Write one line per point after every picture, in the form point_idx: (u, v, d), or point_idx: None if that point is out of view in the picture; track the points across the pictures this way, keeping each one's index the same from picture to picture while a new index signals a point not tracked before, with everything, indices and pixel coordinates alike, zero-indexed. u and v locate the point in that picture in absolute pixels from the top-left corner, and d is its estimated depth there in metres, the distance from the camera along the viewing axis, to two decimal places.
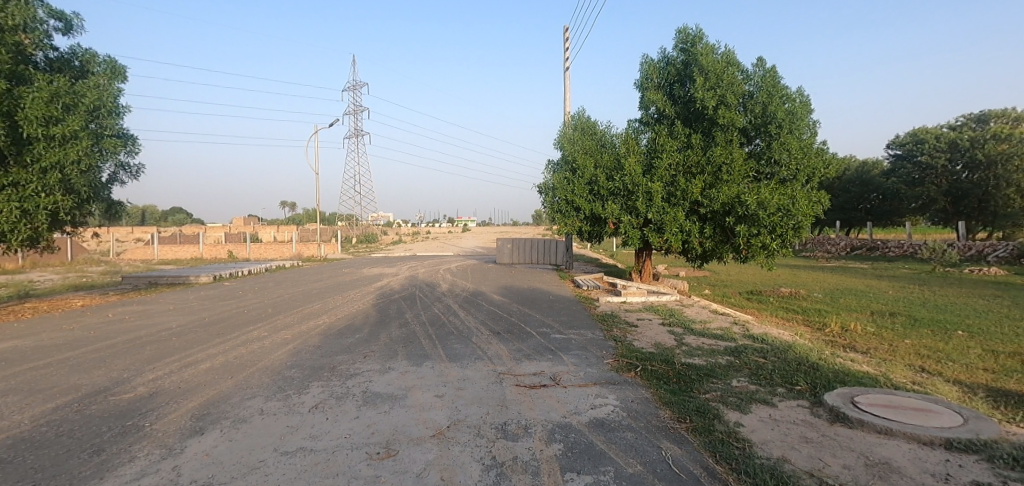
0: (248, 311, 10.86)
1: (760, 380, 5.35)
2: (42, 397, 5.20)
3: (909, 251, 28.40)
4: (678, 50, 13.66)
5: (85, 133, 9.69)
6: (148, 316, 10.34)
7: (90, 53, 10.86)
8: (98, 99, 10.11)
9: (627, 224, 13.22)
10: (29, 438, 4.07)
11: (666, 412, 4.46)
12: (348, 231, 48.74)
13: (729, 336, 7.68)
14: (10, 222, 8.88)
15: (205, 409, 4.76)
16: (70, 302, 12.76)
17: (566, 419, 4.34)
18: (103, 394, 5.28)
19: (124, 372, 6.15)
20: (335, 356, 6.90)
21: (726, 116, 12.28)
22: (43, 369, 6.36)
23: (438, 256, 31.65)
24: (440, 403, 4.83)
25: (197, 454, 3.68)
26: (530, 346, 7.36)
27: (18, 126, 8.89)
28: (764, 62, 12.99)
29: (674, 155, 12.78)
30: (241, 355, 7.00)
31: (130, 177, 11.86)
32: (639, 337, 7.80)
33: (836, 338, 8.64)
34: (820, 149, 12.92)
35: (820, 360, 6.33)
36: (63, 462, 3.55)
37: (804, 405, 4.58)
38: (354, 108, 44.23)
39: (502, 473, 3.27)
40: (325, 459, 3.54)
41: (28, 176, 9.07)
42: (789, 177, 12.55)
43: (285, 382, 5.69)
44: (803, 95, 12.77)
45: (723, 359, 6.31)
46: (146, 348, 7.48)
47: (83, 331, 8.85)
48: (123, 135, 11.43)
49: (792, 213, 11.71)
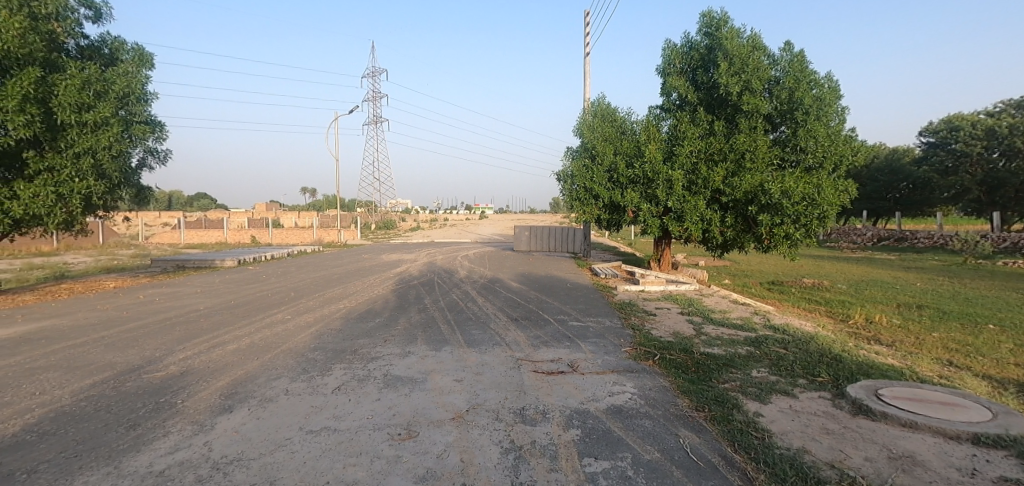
0: (272, 295, 11.12)
1: (781, 371, 5.30)
2: (81, 374, 5.46)
3: (939, 243, 27.53)
4: (702, 34, 13.34)
5: (116, 120, 10.00)
6: (177, 299, 10.66)
7: (119, 41, 11.16)
8: (127, 86, 10.42)
9: (646, 212, 13.11)
10: (70, 411, 4.28)
11: (683, 401, 4.47)
12: (367, 218, 49.37)
13: (749, 326, 7.60)
14: (47, 206, 9.16)
15: (233, 388, 4.93)
16: (102, 283, 13.25)
17: (584, 405, 4.38)
18: (136, 372, 5.50)
19: (155, 352, 6.39)
20: (356, 339, 7.03)
21: (751, 102, 11.98)
22: (81, 347, 6.66)
23: (455, 243, 31.97)
24: (459, 387, 4.91)
25: (226, 431, 3.83)
26: (548, 333, 7.42)
27: (53, 113, 9.17)
28: (792, 46, 12.56)
29: (696, 142, 12.55)
30: (266, 337, 7.20)
31: (158, 163, 12.18)
32: (657, 326, 7.80)
33: (860, 330, 8.49)
34: (849, 136, 12.52)
35: (843, 352, 6.24)
36: (101, 435, 3.74)
37: (826, 396, 4.52)
38: (373, 95, 44.68)
39: (520, 457, 3.33)
40: (348, 439, 3.64)
41: (62, 161, 9.33)
42: (815, 166, 12.20)
43: (309, 364, 5.84)
44: (832, 80, 12.34)
45: (743, 349, 6.26)
46: (176, 329, 7.76)
47: (116, 311, 9.27)
48: (152, 121, 11.75)
49: (817, 202, 11.49)
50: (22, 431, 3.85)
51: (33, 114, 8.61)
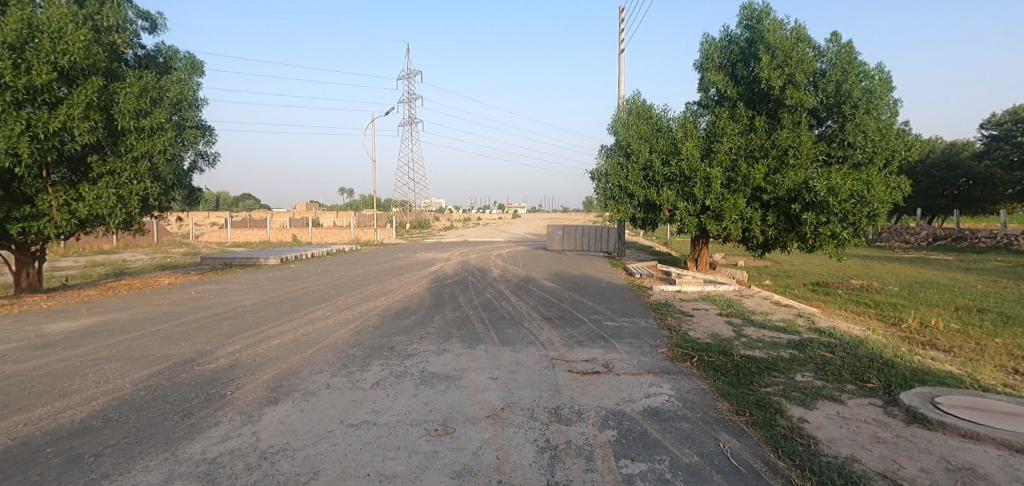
0: (313, 292, 11.50)
1: (827, 376, 5.09)
2: (140, 364, 5.82)
3: (1003, 243, 25.69)
4: (742, 27, 12.93)
5: (170, 125, 10.60)
6: (225, 295, 11.19)
7: (172, 50, 11.82)
8: (180, 93, 11.07)
9: (683, 211, 12.84)
10: (131, 400, 4.58)
11: (723, 404, 4.35)
12: (402, 217, 50.39)
13: (793, 329, 7.33)
14: (109, 207, 9.76)
15: (278, 381, 5.15)
16: (158, 279, 14.06)
17: (620, 406, 4.33)
18: (190, 364, 5.82)
19: (206, 345, 6.74)
20: (392, 336, 7.20)
21: (795, 96, 11.51)
22: (139, 339, 7.10)
23: (488, 242, 32.09)
24: (494, 385, 4.95)
25: (272, 422, 4.00)
26: (582, 333, 7.38)
27: (114, 119, 9.79)
28: (840, 37, 12.00)
29: (735, 139, 12.20)
30: (307, 333, 7.47)
31: (208, 165, 12.80)
32: (695, 327, 7.62)
33: (913, 334, 8.04)
34: (902, 130, 11.86)
35: (895, 357, 5.92)
36: (159, 422, 3.98)
37: (876, 404, 4.31)
38: (408, 96, 45.45)
39: (556, 456, 3.33)
40: (387, 433, 3.74)
41: (122, 164, 9.93)
42: (864, 161, 11.63)
43: (348, 359, 6.02)
44: (883, 72, 11.72)
45: (787, 353, 6.04)
46: (225, 323, 8.15)
47: (170, 306, 9.81)
48: (202, 126, 12.39)
49: (867, 200, 10.96)
50: (88, 417, 4.14)
51: (96, 120, 9.23)
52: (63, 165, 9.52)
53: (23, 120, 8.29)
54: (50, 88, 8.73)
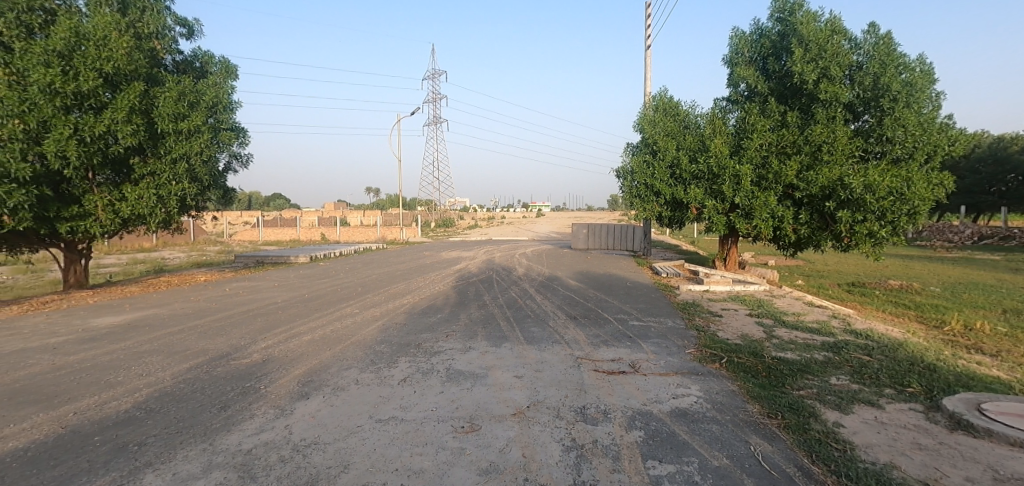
0: (341, 289, 11.75)
1: (864, 379, 4.92)
2: (179, 358, 6.06)
3: None
4: (774, 20, 12.58)
5: (206, 128, 11.00)
6: (257, 292, 11.54)
7: (208, 54, 12.24)
8: (216, 96, 11.47)
9: (711, 209, 12.58)
10: (171, 392, 4.79)
11: (754, 406, 4.26)
12: (427, 216, 50.95)
13: (827, 330, 7.10)
14: (149, 207, 10.18)
15: (309, 377, 5.29)
16: (194, 277, 14.61)
17: (647, 407, 4.29)
18: (226, 358, 6.04)
19: (241, 340, 6.97)
20: (419, 334, 7.30)
21: (829, 90, 11.13)
22: (178, 334, 7.39)
23: (512, 241, 32.12)
24: (519, 384, 4.97)
25: (304, 416, 4.11)
26: (607, 332, 7.32)
27: (154, 123, 10.21)
28: (878, 28, 11.55)
29: (766, 135, 11.87)
30: (336, 330, 7.64)
31: (241, 166, 13.22)
32: (724, 328, 7.47)
33: (957, 337, 7.68)
34: (945, 123, 11.33)
35: (938, 361, 5.68)
36: (198, 414, 4.15)
37: (917, 409, 4.15)
38: (433, 96, 45.87)
39: (582, 455, 3.33)
40: (415, 429, 3.80)
41: (162, 166, 10.35)
42: (904, 157, 11.17)
43: (376, 356, 6.14)
44: (925, 63, 11.23)
45: (820, 355, 5.86)
46: (258, 320, 8.42)
47: (206, 302, 10.18)
48: (236, 128, 12.81)
49: (906, 198, 10.53)
50: (132, 408, 4.35)
51: (138, 124, 9.65)
52: (107, 168, 9.96)
53: (71, 125, 8.75)
54: (96, 93, 9.16)
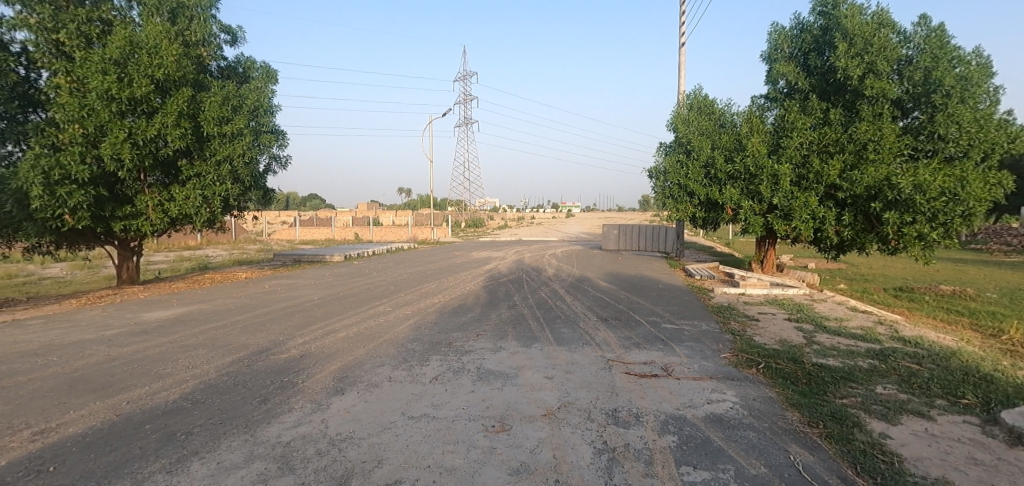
0: (374, 288, 12.01)
1: (913, 389, 4.69)
2: (222, 352, 6.34)
3: None
4: (816, 14, 12.14)
5: (248, 131, 11.44)
6: (294, 290, 11.93)
7: (250, 60, 12.75)
8: (257, 100, 11.93)
9: (747, 210, 12.23)
10: (215, 384, 5.01)
11: (794, 414, 4.12)
12: (457, 217, 51.44)
13: (872, 337, 6.79)
14: (195, 207, 10.66)
15: (344, 372, 5.44)
16: (236, 274, 15.23)
17: (680, 411, 4.21)
18: (265, 353, 6.27)
19: (279, 336, 7.23)
20: (450, 333, 7.39)
21: (875, 86, 10.65)
22: (221, 329, 7.72)
23: (542, 241, 32.03)
24: (550, 385, 4.96)
25: (339, 411, 4.24)
26: (639, 334, 7.22)
27: (200, 126, 10.69)
28: (930, 20, 10.97)
29: (807, 133, 11.45)
30: (370, 327, 7.82)
31: (281, 168, 13.68)
32: (761, 332, 7.25)
33: (1016, 347, 7.21)
34: (1004, 119, 10.66)
35: (995, 372, 5.35)
36: (240, 406, 4.33)
37: (972, 422, 3.92)
38: (464, 98, 46.31)
39: (614, 459, 3.30)
40: (446, 427, 3.86)
41: (207, 168, 10.85)
42: (958, 155, 10.56)
43: (408, 353, 6.25)
44: (982, 56, 10.60)
45: (865, 362, 5.62)
46: (295, 316, 8.70)
47: (246, 299, 10.60)
48: (276, 131, 13.28)
49: (960, 198, 9.94)
50: (180, 398, 4.58)
51: (185, 127, 10.13)
52: (157, 169, 10.49)
53: (126, 129, 9.29)
54: (148, 98, 9.68)
